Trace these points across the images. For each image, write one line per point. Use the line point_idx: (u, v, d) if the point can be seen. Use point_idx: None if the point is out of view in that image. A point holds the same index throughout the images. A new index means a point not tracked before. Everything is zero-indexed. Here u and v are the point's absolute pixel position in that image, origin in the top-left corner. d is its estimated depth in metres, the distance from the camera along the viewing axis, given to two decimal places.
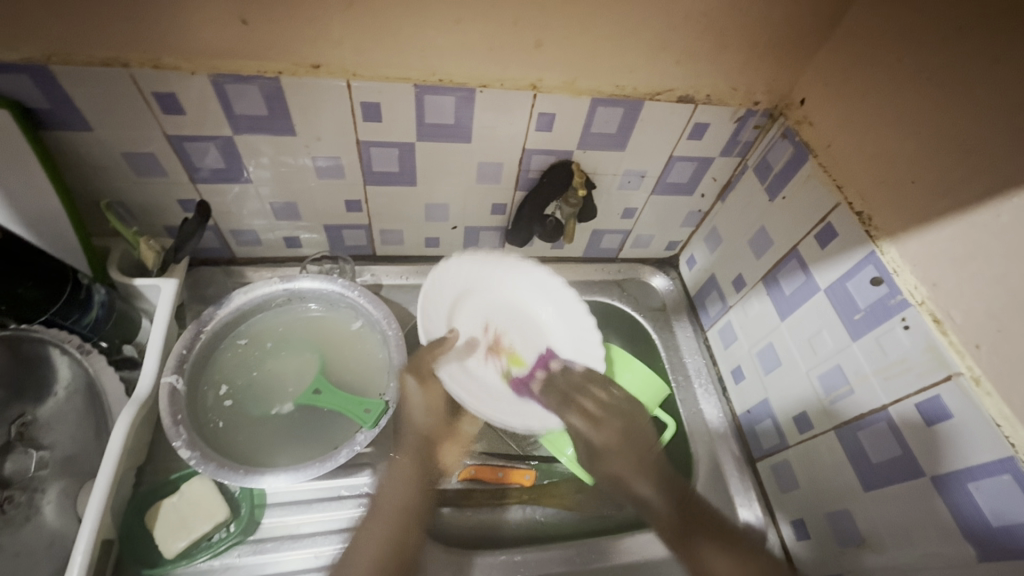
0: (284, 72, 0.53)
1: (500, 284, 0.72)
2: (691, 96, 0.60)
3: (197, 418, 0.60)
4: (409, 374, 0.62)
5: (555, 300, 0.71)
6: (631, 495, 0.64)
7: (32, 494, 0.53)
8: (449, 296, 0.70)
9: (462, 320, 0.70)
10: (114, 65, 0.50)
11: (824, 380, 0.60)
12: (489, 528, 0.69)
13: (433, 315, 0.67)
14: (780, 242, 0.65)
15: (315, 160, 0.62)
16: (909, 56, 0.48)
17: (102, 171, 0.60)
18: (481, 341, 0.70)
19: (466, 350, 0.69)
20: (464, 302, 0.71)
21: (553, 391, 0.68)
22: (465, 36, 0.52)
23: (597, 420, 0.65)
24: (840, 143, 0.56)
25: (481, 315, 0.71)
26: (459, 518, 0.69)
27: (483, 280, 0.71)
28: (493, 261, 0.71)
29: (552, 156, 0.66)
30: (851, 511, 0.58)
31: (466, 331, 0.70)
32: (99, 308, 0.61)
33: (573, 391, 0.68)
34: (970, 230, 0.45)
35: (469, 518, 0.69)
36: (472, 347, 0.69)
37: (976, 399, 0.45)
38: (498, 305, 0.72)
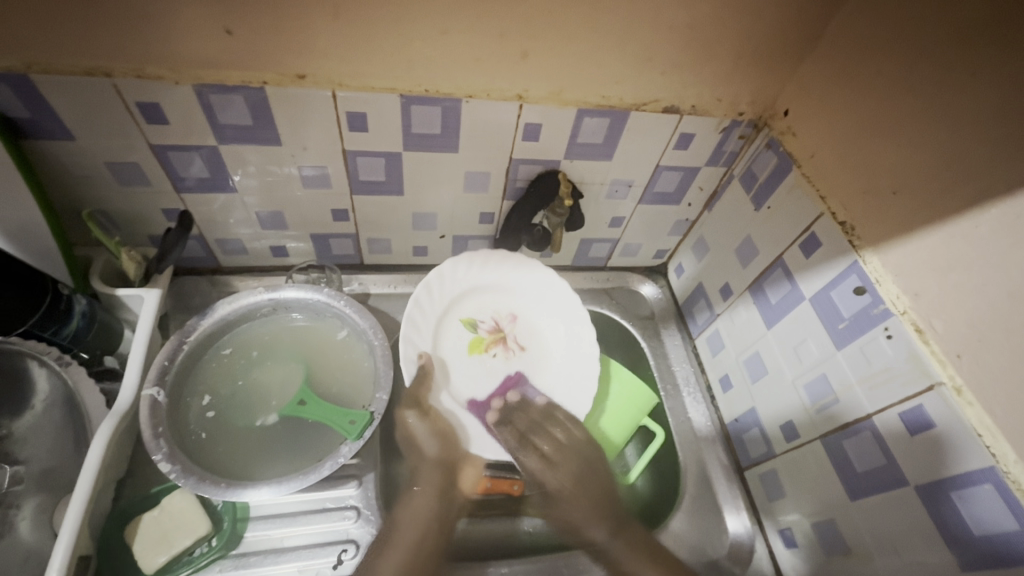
0: (268, 82, 0.52)
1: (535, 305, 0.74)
2: (677, 106, 0.61)
3: (178, 430, 0.59)
4: (408, 408, 0.65)
5: (569, 332, 0.72)
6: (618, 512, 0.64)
7: (6, 510, 0.52)
8: (486, 275, 0.74)
9: (477, 290, 0.74)
10: (96, 75, 0.49)
11: (810, 389, 0.60)
12: (483, 538, 0.69)
13: (457, 270, 0.72)
14: (765, 251, 0.65)
15: (301, 169, 0.62)
16: (888, 69, 0.49)
17: (84, 180, 0.59)
18: (469, 314, 0.73)
19: (452, 312, 0.72)
20: (492, 295, 0.74)
21: (513, 423, 0.68)
22: (450, 47, 0.52)
23: (551, 461, 0.67)
24: (824, 154, 0.57)
25: (502, 311, 0.74)
26: (477, 530, 0.69)
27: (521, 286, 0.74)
28: (512, 270, 0.74)
29: (539, 166, 0.66)
30: (836, 521, 0.58)
31: (469, 300, 0.73)
32: (79, 319, 0.58)
33: (529, 431, 0.68)
34: (950, 239, 0.45)
35: (466, 527, 0.69)
36: (463, 314, 0.73)
37: (958, 408, 0.45)
38: (525, 321, 0.74)
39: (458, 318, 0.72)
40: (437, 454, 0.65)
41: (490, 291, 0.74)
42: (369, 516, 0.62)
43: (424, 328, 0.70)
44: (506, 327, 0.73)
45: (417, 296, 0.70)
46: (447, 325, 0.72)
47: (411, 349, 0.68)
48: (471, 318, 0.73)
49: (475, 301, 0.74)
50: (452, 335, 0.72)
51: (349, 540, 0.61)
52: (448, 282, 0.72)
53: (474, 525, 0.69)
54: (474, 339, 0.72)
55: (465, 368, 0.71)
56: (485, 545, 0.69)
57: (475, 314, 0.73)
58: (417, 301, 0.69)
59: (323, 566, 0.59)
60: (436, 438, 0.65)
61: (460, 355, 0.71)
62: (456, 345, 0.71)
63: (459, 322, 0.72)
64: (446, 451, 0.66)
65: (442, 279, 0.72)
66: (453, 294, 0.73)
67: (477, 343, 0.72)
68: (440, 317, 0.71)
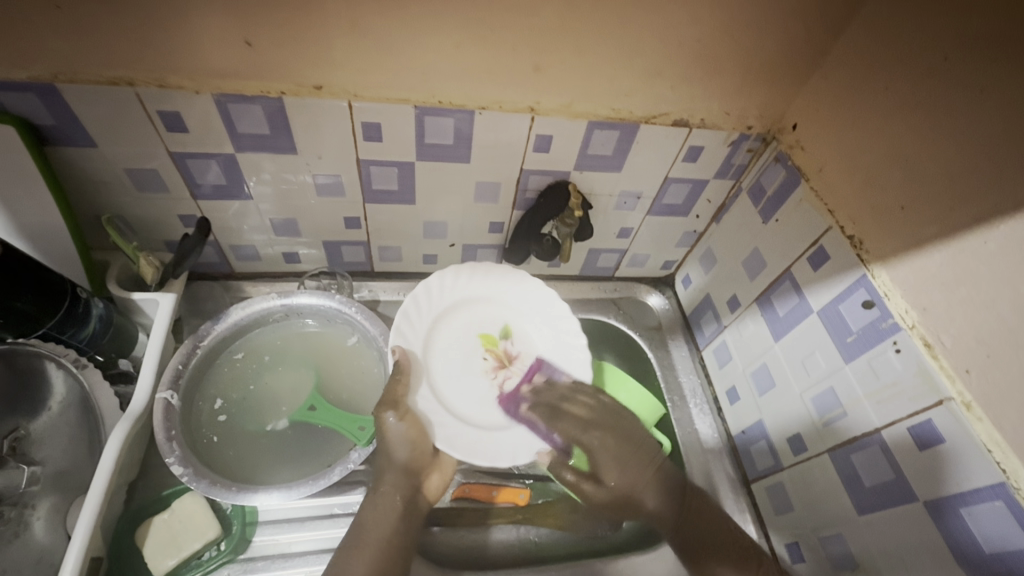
0: (286, 93, 0.54)
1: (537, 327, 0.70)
2: (686, 119, 0.62)
3: (190, 434, 0.60)
4: (387, 409, 0.59)
5: (566, 355, 0.69)
6: None
7: (22, 510, 0.52)
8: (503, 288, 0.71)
9: (500, 302, 0.71)
10: (120, 84, 0.51)
11: (818, 402, 0.60)
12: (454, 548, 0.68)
13: (490, 274, 0.71)
14: (773, 264, 0.65)
15: (315, 177, 0.63)
16: (895, 87, 0.50)
17: (104, 186, 0.60)
18: (487, 320, 0.71)
19: (459, 310, 0.70)
20: (501, 309, 0.71)
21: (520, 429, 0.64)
22: (464, 60, 0.53)
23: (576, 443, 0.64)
24: (833, 169, 0.57)
25: (506, 329, 0.70)
26: (450, 538, 0.69)
27: (525, 312, 0.71)
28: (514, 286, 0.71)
29: (549, 176, 0.67)
30: (845, 535, 0.58)
31: (506, 313, 0.71)
32: (96, 322, 0.59)
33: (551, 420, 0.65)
34: (959, 256, 0.45)
35: (438, 534, 0.68)
36: (475, 315, 0.71)
37: (967, 424, 0.45)
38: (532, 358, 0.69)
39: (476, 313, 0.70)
40: (404, 459, 0.59)
41: (515, 310, 0.71)
42: None
43: (426, 309, 0.68)
44: (520, 354, 0.69)
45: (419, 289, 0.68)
46: (456, 314, 0.70)
47: (410, 307, 0.67)
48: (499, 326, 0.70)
49: (497, 311, 0.71)
50: (456, 332, 0.69)
51: None
52: (471, 281, 0.71)
53: (450, 534, 0.69)
54: (490, 339, 0.70)
55: (458, 353, 0.68)
56: (453, 554, 0.68)
57: (501, 328, 0.70)
58: (432, 284, 0.69)
59: None
60: (405, 444, 0.59)
61: (459, 342, 0.69)
62: (460, 337, 0.69)
63: (466, 321, 0.70)
64: (416, 457, 0.60)
65: (467, 275, 0.71)
66: (477, 293, 0.71)
67: (488, 341, 0.70)
68: (447, 306, 0.69)
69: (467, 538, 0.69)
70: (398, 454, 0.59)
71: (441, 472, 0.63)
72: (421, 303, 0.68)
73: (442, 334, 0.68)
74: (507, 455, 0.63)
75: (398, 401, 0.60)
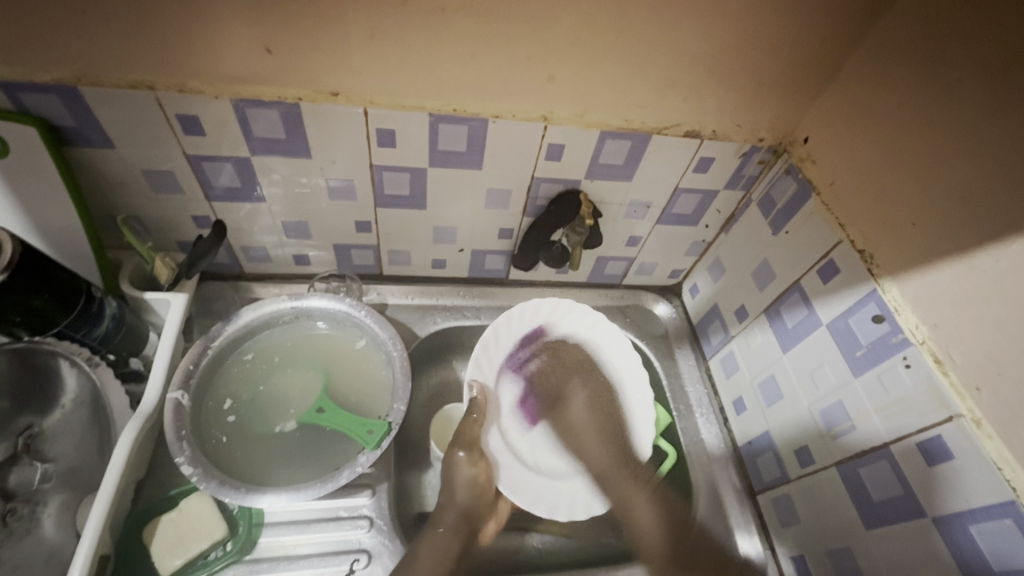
0: (303, 98, 0.54)
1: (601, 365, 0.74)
2: (698, 131, 0.62)
3: (200, 433, 0.60)
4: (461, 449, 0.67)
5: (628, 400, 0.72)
6: None
7: (34, 507, 0.53)
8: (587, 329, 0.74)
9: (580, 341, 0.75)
10: (140, 87, 0.51)
11: (826, 415, 0.60)
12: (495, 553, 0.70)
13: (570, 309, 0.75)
14: (783, 276, 0.66)
15: (329, 181, 0.63)
16: (908, 103, 0.50)
17: (120, 187, 0.61)
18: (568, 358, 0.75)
19: (547, 345, 0.75)
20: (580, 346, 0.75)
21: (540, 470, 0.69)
22: (479, 69, 0.54)
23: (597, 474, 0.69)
24: (844, 183, 0.57)
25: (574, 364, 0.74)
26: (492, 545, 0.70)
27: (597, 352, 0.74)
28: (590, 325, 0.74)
29: (560, 184, 0.67)
30: (851, 550, 0.57)
31: (584, 352, 0.74)
32: (109, 321, 0.59)
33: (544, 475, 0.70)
34: (972, 272, 0.45)
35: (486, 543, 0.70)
36: (559, 350, 0.75)
37: (977, 441, 0.45)
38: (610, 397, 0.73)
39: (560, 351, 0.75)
40: (466, 502, 0.66)
41: (587, 348, 0.74)
42: (381, 527, 0.63)
43: (503, 342, 0.74)
44: (588, 394, 0.73)
45: (504, 321, 0.73)
46: (546, 347, 0.75)
47: (489, 342, 0.73)
48: (577, 362, 0.74)
49: (575, 350, 0.75)
50: (537, 366, 0.75)
51: (361, 549, 0.62)
52: (560, 317, 0.75)
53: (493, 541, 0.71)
54: (561, 377, 0.75)
55: (532, 387, 0.75)
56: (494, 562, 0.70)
57: (582, 366, 0.74)
58: (514, 317, 0.74)
59: None
60: (469, 486, 0.66)
61: (530, 378, 0.75)
62: (535, 375, 0.75)
63: (544, 357, 0.75)
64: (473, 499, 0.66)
65: (551, 310, 0.75)
66: (563, 327, 0.75)
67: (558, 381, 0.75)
68: (532, 337, 0.75)
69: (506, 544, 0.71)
70: (460, 496, 0.66)
71: (497, 519, 0.68)
72: (504, 335, 0.74)
73: (523, 365, 0.75)
74: (564, 509, 0.67)
75: (472, 444, 0.68)
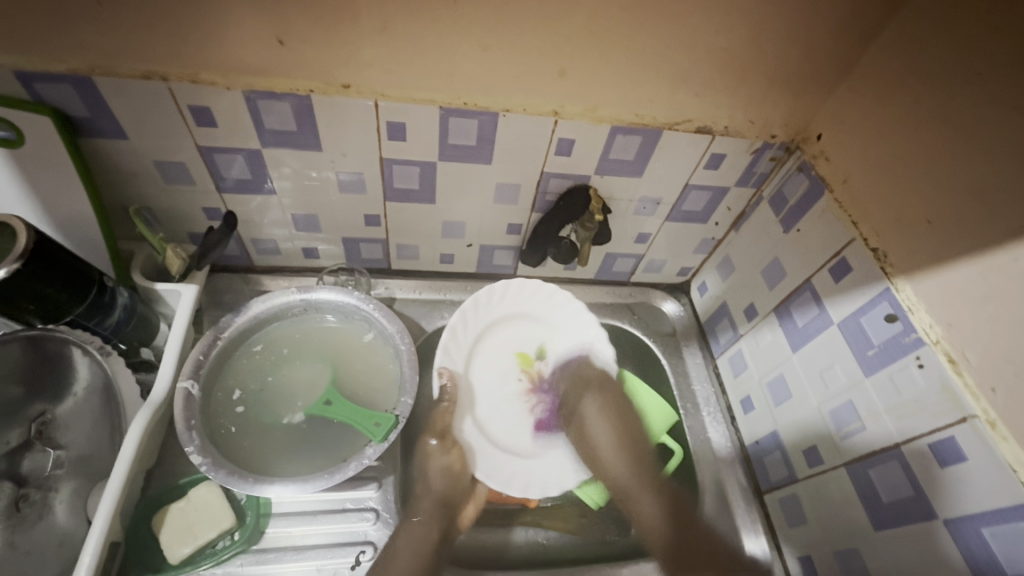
0: (315, 91, 0.54)
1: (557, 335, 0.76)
2: (710, 126, 0.61)
3: (209, 423, 0.61)
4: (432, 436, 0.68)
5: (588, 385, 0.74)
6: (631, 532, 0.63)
7: (46, 493, 0.54)
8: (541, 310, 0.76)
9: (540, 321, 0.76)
10: (154, 78, 0.52)
11: (835, 414, 0.60)
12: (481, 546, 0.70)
13: (538, 292, 0.76)
14: (793, 274, 0.65)
15: (338, 175, 0.63)
16: (924, 99, 0.49)
17: (132, 177, 0.61)
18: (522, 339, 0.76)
19: (502, 327, 0.76)
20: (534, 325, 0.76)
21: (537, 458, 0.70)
22: (491, 62, 0.53)
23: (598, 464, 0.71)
24: (857, 181, 0.57)
25: (525, 344, 0.76)
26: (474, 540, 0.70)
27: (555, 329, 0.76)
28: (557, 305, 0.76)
29: (570, 179, 0.67)
30: (860, 551, 0.57)
31: (542, 333, 0.76)
32: (121, 311, 0.60)
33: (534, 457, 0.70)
34: (989, 271, 0.45)
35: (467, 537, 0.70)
36: (515, 332, 0.76)
37: (991, 443, 0.44)
38: (564, 377, 0.75)
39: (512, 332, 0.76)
40: (443, 489, 0.66)
41: (552, 330, 0.76)
42: (387, 519, 0.63)
43: (471, 326, 0.74)
44: (551, 373, 0.75)
45: (469, 305, 0.73)
46: (501, 329, 0.76)
47: (455, 325, 0.72)
48: (535, 343, 0.76)
49: (530, 331, 0.76)
50: (497, 348, 0.75)
51: (367, 541, 0.62)
52: (522, 298, 0.76)
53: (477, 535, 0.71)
54: (526, 358, 0.75)
55: (498, 372, 0.74)
56: (476, 554, 0.69)
57: (538, 348, 0.76)
58: (482, 300, 0.74)
59: (340, 566, 0.60)
60: (445, 474, 0.67)
61: (495, 357, 0.75)
62: (505, 356, 0.75)
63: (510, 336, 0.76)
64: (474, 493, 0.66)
65: (513, 291, 0.76)
66: (525, 308, 0.76)
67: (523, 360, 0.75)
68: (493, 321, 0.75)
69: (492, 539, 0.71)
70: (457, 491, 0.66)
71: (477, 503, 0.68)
72: (471, 319, 0.74)
73: (484, 348, 0.74)
74: (537, 487, 0.68)
75: (445, 432, 0.69)
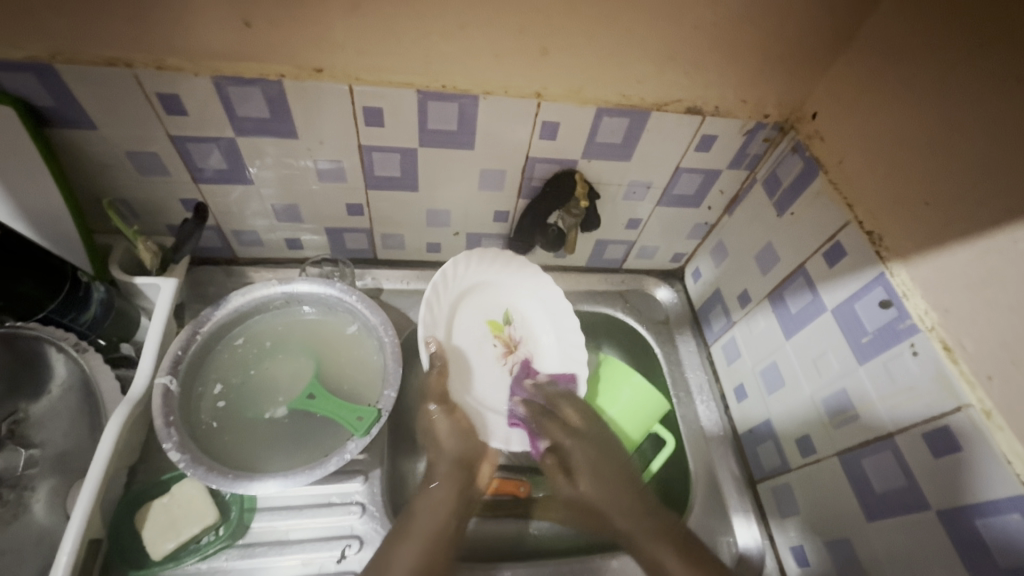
0: (286, 75, 0.52)
1: (517, 300, 0.76)
2: (700, 107, 0.59)
3: (189, 419, 0.60)
4: (433, 403, 0.67)
5: (564, 354, 0.74)
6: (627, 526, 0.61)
7: (21, 492, 0.53)
8: (498, 274, 0.75)
9: (503, 287, 0.76)
10: (117, 65, 0.50)
11: (829, 402, 0.58)
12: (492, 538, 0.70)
13: (500, 259, 0.74)
14: (787, 259, 0.63)
15: (317, 163, 0.62)
16: (924, 75, 0.47)
17: (106, 169, 0.60)
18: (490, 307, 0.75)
19: (473, 295, 0.74)
20: (493, 292, 0.76)
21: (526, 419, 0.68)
22: (469, 43, 0.51)
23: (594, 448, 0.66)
24: (852, 161, 0.55)
25: (493, 312, 0.75)
26: (485, 529, 0.70)
27: (514, 291, 0.76)
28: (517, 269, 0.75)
29: (556, 164, 0.65)
30: (853, 541, 0.56)
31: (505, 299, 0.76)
32: (97, 306, 0.59)
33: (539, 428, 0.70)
34: (987, 254, 0.43)
35: (475, 529, 0.70)
36: (482, 300, 0.75)
37: (987, 433, 0.43)
38: (533, 341, 0.75)
39: (477, 300, 0.75)
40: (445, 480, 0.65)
41: (515, 295, 0.76)
42: (374, 512, 0.63)
43: (444, 296, 0.71)
44: (523, 338, 0.75)
45: (441, 276, 0.70)
46: (469, 298, 0.74)
47: (432, 298, 0.69)
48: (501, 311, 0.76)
49: (493, 299, 0.76)
50: (469, 317, 0.74)
51: (353, 535, 0.61)
52: (487, 266, 0.74)
53: (484, 527, 0.71)
54: (496, 325, 0.75)
55: (471, 339, 0.73)
56: (491, 544, 0.70)
57: (504, 313, 0.76)
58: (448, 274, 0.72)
59: (327, 560, 0.60)
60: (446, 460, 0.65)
61: (467, 324, 0.74)
62: (477, 322, 0.74)
63: (474, 306, 0.74)
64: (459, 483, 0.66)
65: (481, 263, 0.73)
66: (490, 280, 0.75)
67: (495, 329, 0.75)
68: (463, 290, 0.73)
69: (504, 530, 0.71)
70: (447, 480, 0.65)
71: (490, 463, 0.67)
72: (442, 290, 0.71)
73: (459, 320, 0.73)
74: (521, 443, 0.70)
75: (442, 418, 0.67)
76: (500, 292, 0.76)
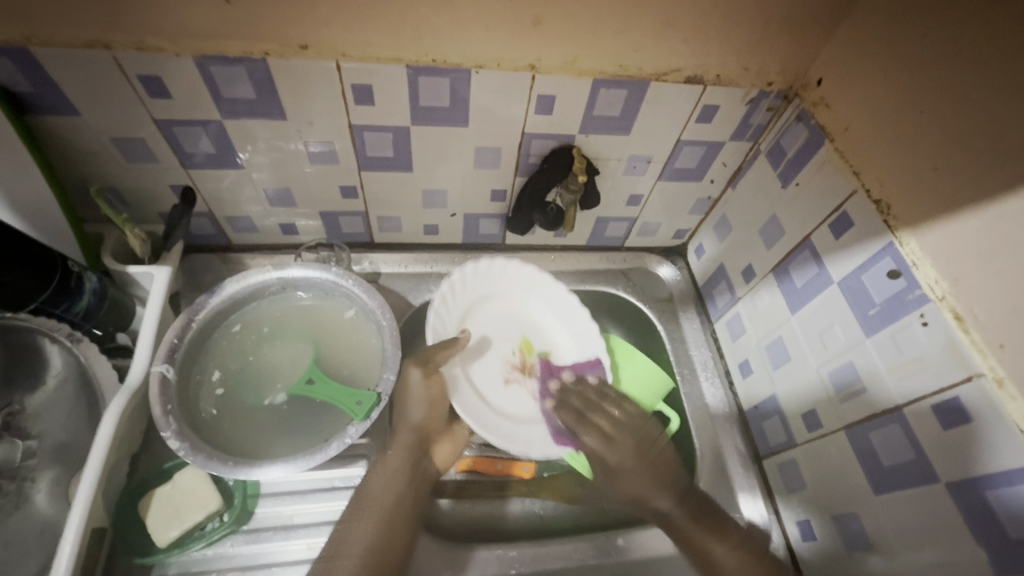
0: (270, 53, 0.50)
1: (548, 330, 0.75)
2: (700, 76, 0.57)
3: (188, 407, 0.60)
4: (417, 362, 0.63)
5: (582, 345, 0.73)
6: (668, 488, 0.64)
7: (22, 483, 0.53)
8: (523, 288, 0.75)
9: (535, 307, 0.75)
10: (96, 47, 0.48)
11: (836, 377, 0.57)
12: (467, 518, 0.68)
13: (524, 270, 0.74)
14: (792, 232, 0.62)
15: (307, 145, 0.60)
16: (934, 32, 0.45)
17: (92, 156, 0.59)
18: (526, 322, 0.75)
19: (498, 304, 0.74)
20: (522, 311, 0.75)
21: None
22: (459, 13, 0.49)
23: (609, 439, 0.67)
24: (859, 127, 0.53)
25: (523, 336, 0.74)
26: (459, 511, 0.68)
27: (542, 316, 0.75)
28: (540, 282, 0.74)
29: (554, 140, 0.63)
30: (860, 515, 0.55)
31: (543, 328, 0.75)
32: (90, 295, 0.59)
33: (576, 414, 0.70)
34: (1000, 219, 0.41)
35: (448, 509, 0.68)
36: (511, 315, 0.74)
37: (998, 403, 0.42)
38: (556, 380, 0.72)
39: (506, 314, 0.74)
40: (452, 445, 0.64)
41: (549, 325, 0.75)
42: None
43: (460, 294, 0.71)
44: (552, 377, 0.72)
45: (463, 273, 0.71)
46: (494, 307, 0.74)
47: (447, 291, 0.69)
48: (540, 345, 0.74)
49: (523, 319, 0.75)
50: (488, 325, 0.73)
51: None
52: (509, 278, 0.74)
53: (457, 508, 0.68)
54: (529, 347, 0.74)
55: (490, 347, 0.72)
56: (468, 526, 0.67)
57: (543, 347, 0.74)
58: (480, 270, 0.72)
59: None
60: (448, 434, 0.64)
61: (488, 332, 0.73)
62: (505, 337, 0.73)
63: (497, 316, 0.74)
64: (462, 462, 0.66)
65: (506, 272, 0.74)
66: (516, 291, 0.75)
67: (527, 351, 0.73)
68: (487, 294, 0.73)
69: (480, 511, 0.69)
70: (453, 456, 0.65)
71: (452, 442, 0.66)
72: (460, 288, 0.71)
73: (476, 321, 0.72)
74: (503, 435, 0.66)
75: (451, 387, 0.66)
76: (528, 313, 0.75)
